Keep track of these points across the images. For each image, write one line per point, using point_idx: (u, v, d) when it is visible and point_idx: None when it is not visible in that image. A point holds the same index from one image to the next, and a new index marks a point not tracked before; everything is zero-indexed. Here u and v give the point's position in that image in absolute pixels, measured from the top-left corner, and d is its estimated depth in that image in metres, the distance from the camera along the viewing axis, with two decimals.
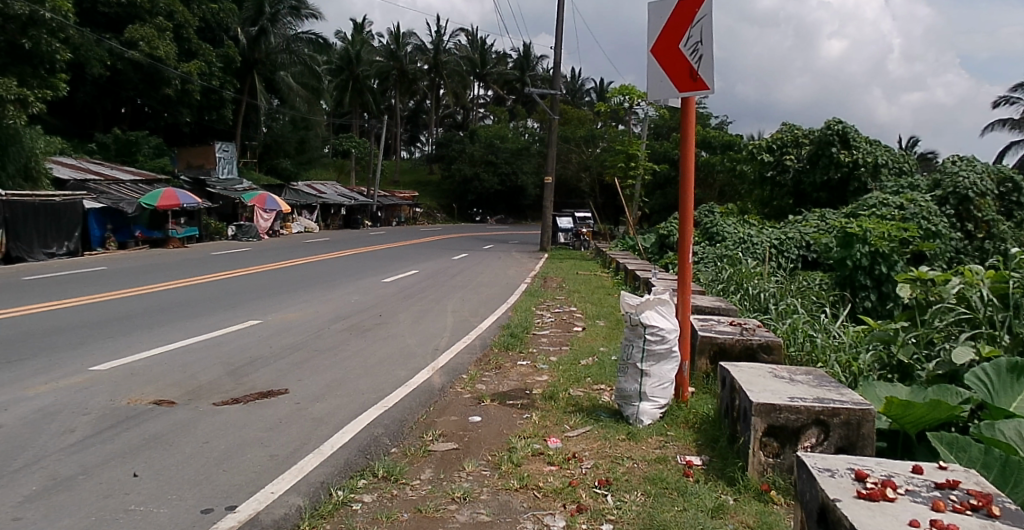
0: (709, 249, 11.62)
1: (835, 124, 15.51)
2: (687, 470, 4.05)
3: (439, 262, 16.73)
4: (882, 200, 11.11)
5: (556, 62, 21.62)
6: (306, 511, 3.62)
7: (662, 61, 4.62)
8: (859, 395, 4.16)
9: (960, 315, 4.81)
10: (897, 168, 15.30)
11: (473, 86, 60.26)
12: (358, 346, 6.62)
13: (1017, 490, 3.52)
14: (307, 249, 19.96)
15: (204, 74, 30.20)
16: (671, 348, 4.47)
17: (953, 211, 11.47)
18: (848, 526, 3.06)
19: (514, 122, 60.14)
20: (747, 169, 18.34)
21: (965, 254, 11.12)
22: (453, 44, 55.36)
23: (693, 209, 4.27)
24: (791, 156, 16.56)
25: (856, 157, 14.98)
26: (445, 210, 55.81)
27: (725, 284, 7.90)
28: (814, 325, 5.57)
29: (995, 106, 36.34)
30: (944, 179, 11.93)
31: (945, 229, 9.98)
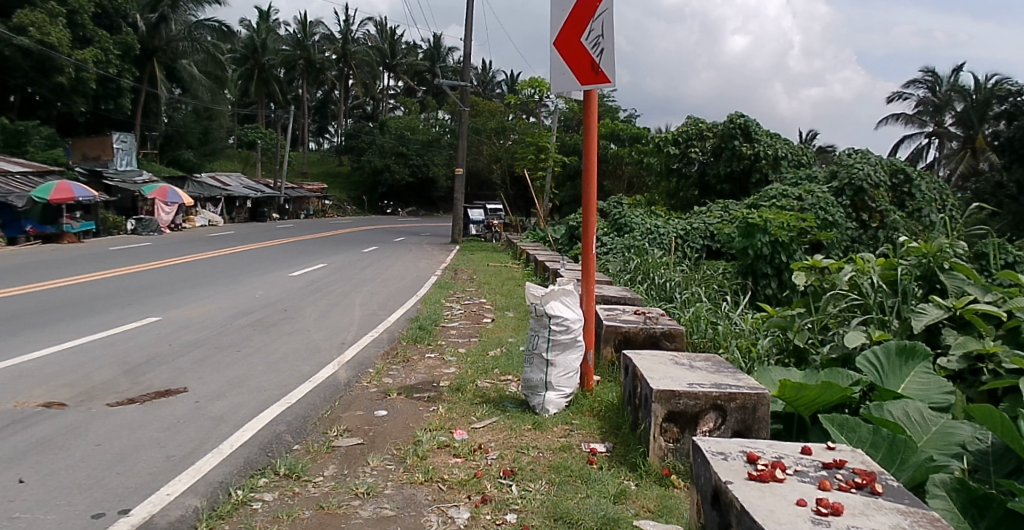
0: (619, 240, 11.80)
1: (737, 118, 15.94)
2: (591, 458, 4.11)
3: (347, 255, 16.51)
4: (783, 192, 11.49)
5: (465, 53, 21.51)
6: (204, 511, 3.52)
7: (564, 53, 4.56)
8: (754, 380, 4.27)
9: (853, 301, 4.91)
10: (796, 161, 15.82)
11: (382, 77, 59.87)
12: (262, 342, 6.48)
13: (903, 467, 3.73)
14: (212, 243, 19.44)
15: (101, 61, 29.25)
16: (575, 337, 4.48)
17: (849, 201, 11.85)
18: (737, 506, 3.20)
19: (427, 113, 59.91)
20: (654, 161, 18.59)
21: (861, 243, 11.52)
22: (362, 34, 55.02)
23: (596, 201, 4.30)
24: (696, 148, 16.83)
25: (758, 149, 15.45)
26: (356, 202, 55.22)
27: (632, 274, 8.00)
28: (716, 313, 5.67)
29: (889, 102, 37.77)
30: (840, 171, 12.32)
31: (841, 219, 10.34)
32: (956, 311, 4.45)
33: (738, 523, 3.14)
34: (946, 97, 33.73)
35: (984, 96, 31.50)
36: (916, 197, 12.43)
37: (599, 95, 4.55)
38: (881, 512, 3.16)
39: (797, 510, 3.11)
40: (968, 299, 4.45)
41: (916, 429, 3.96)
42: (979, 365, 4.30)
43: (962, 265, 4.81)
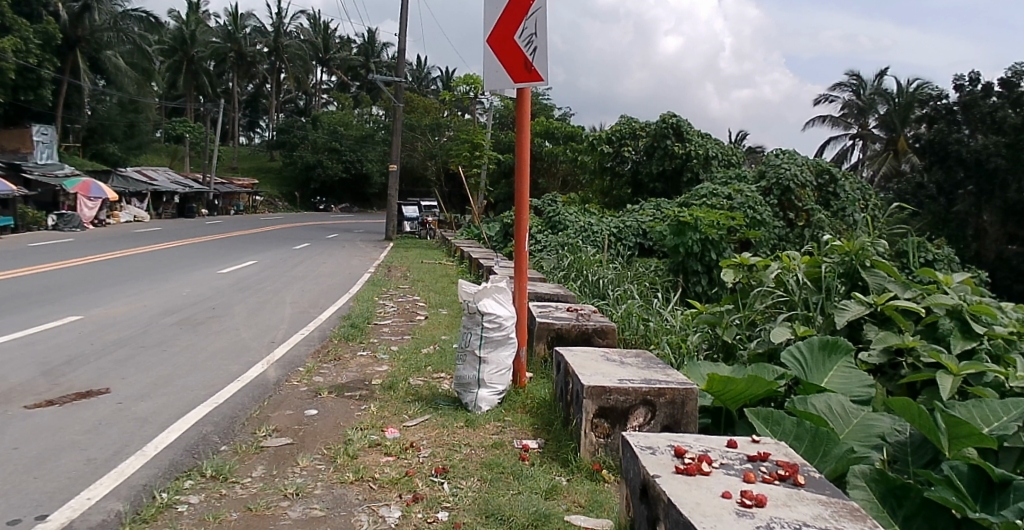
0: (553, 237, 11.86)
1: (669, 117, 16.22)
2: (523, 454, 4.13)
3: (279, 252, 16.22)
4: (713, 191, 11.69)
5: (399, 48, 21.37)
6: (127, 515, 3.41)
7: (498, 51, 4.55)
8: (683, 375, 4.35)
9: (779, 298, 5.02)
10: (726, 161, 16.18)
11: (315, 71, 59.27)
12: (190, 341, 6.32)
13: (825, 459, 3.84)
14: (138, 239, 18.84)
15: (20, 51, 28.23)
16: (507, 334, 4.49)
17: (777, 201, 12.17)
18: (664, 499, 3.26)
19: (361, 109, 59.51)
20: (588, 159, 18.73)
21: (788, 241, 11.78)
22: (295, 27, 54.34)
23: (529, 199, 4.31)
24: (629, 147, 17.04)
25: (689, 149, 15.75)
26: (288, 198, 54.30)
27: (565, 271, 8.02)
28: (647, 310, 5.74)
29: (817, 103, 38.65)
30: (768, 171, 12.59)
31: (768, 218, 10.63)
32: (877, 307, 4.58)
33: (665, 516, 3.19)
34: (869, 100, 35.01)
35: (906, 100, 33.04)
36: (840, 197, 12.73)
37: (532, 93, 4.56)
38: (803, 503, 3.27)
39: (722, 502, 3.19)
40: (889, 295, 4.57)
41: (838, 422, 4.08)
42: (898, 359, 4.44)
43: (882, 262, 4.94)
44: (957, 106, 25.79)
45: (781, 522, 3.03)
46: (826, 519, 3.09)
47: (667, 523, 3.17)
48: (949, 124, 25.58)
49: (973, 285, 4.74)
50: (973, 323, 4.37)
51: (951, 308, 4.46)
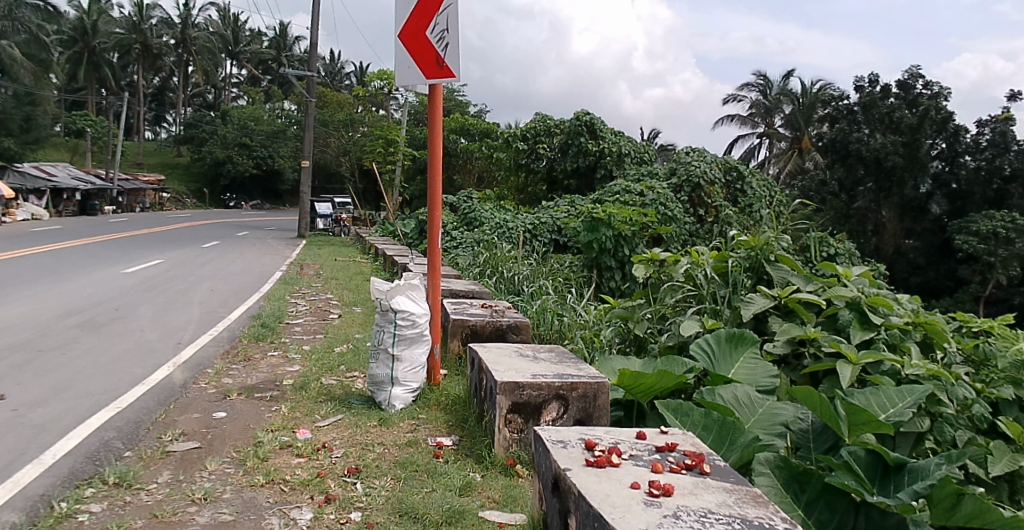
0: (469, 234, 11.86)
1: (583, 115, 16.42)
2: (437, 451, 4.13)
3: (187, 251, 15.72)
4: (626, 189, 11.95)
5: (312, 42, 21.00)
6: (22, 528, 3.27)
7: (409, 46, 4.53)
8: (595, 369, 4.40)
9: (688, 292, 5.12)
10: (638, 157, 16.50)
11: (224, 65, 57.78)
12: (91, 344, 6.08)
13: (731, 448, 3.97)
14: (34, 238, 17.89)
15: None
16: (421, 332, 4.48)
17: (687, 197, 12.30)
18: (575, 493, 3.32)
19: (270, 103, 58.09)
20: (502, 156, 18.77)
21: (698, 237, 11.92)
22: (203, 19, 52.72)
23: (441, 196, 4.31)
24: (544, 144, 17.12)
25: (603, 146, 16.02)
26: (196, 195, 52.12)
27: (481, 268, 8.04)
28: (561, 305, 5.79)
29: (726, 101, 39.28)
30: (679, 168, 12.72)
31: (679, 214, 10.96)
32: (782, 300, 4.67)
33: (576, 508, 3.26)
34: (776, 101, 36.09)
35: (810, 100, 34.12)
36: (747, 194, 13.19)
37: (444, 89, 4.57)
38: (708, 491, 3.41)
39: (632, 494, 3.30)
40: (792, 288, 4.66)
41: (744, 411, 4.21)
42: (802, 349, 4.55)
43: (786, 256, 5.03)
44: (858, 106, 26.10)
45: (687, 511, 3.15)
46: (730, 506, 3.25)
47: (578, 516, 3.23)
48: (850, 123, 25.96)
49: (871, 277, 4.87)
50: (871, 314, 4.51)
51: (851, 300, 4.58)
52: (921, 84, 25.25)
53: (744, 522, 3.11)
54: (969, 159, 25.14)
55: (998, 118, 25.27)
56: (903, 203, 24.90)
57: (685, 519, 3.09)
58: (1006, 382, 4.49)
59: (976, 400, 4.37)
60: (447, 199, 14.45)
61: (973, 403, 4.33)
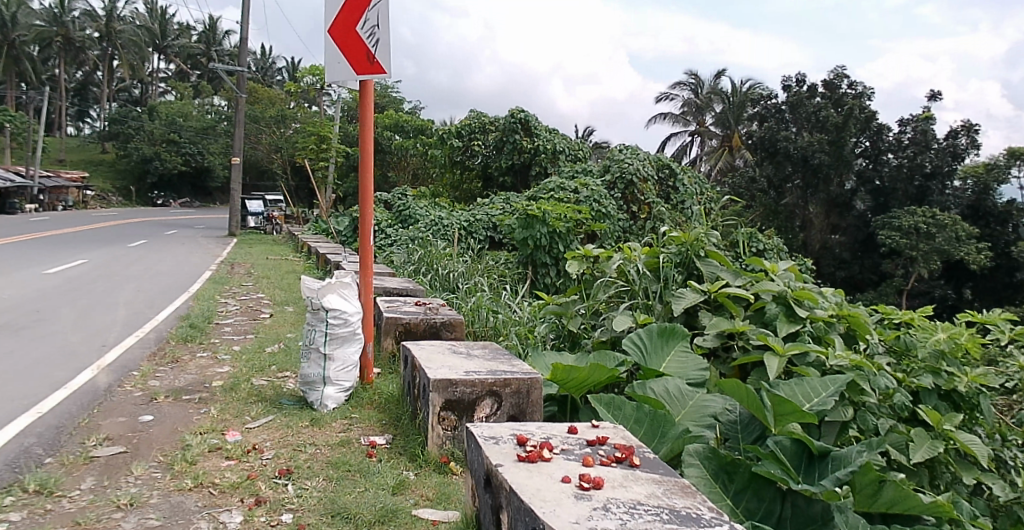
0: (404, 231, 11.83)
1: (518, 112, 16.39)
2: (370, 451, 4.11)
3: (112, 251, 15.20)
4: (561, 185, 12.07)
5: (242, 37, 20.60)
6: None
7: (339, 41, 4.55)
8: (529, 365, 4.41)
9: (620, 287, 5.14)
10: (572, 155, 16.60)
11: (150, 59, 55.91)
12: (9, 349, 5.87)
13: (662, 440, 4.04)
14: None
15: None
16: (353, 330, 4.45)
17: (621, 194, 12.41)
18: (507, 488, 3.35)
19: (199, 99, 56.43)
20: (437, 153, 18.66)
21: (631, 233, 12.07)
22: (129, 12, 50.99)
23: (373, 193, 4.33)
24: (479, 141, 17.08)
25: (538, 144, 16.07)
26: (122, 193, 49.67)
27: (416, 265, 7.99)
28: (496, 302, 5.79)
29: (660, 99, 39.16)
30: (612, 165, 12.82)
31: (613, 211, 11.14)
32: (711, 294, 4.72)
33: (508, 504, 3.28)
34: (708, 99, 36.57)
35: (740, 99, 34.07)
36: (679, 191, 13.37)
37: (374, 85, 4.63)
38: (638, 483, 3.48)
39: (563, 487, 3.35)
40: (720, 283, 4.71)
41: (675, 404, 4.26)
42: (730, 342, 4.62)
43: (715, 252, 5.08)
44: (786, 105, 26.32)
45: (617, 504, 3.22)
46: (659, 497, 3.34)
47: (510, 512, 3.26)
48: (778, 121, 26.30)
49: (797, 272, 4.92)
50: (797, 307, 4.53)
51: (777, 294, 4.58)
52: (845, 84, 25.70)
53: (672, 512, 3.21)
54: (891, 157, 25.63)
55: (919, 117, 25.83)
56: (829, 199, 25.35)
57: (615, 512, 3.15)
58: (926, 371, 4.50)
59: (897, 389, 4.38)
60: (381, 197, 14.36)
61: (894, 393, 4.35)
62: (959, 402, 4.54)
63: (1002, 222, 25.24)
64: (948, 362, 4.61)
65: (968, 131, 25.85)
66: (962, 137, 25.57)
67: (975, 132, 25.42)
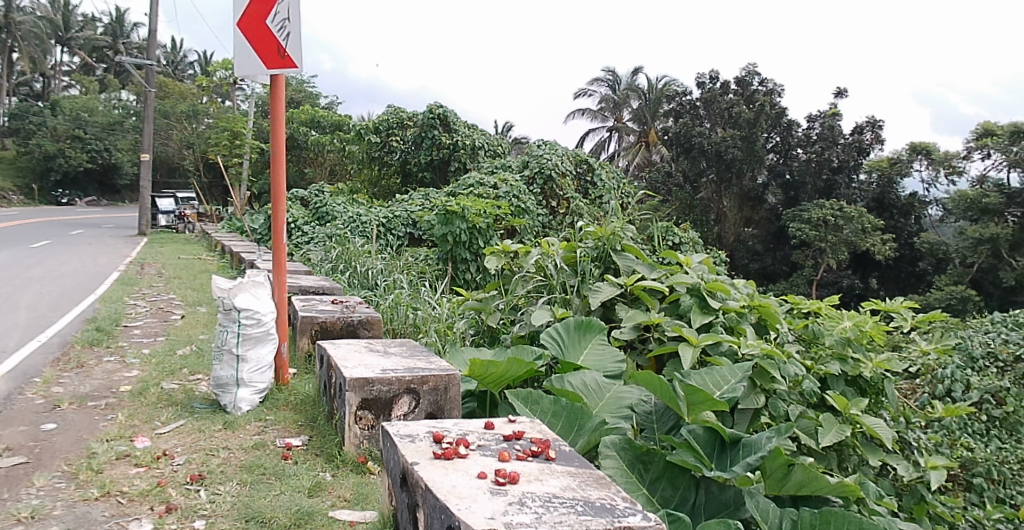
0: (320, 228, 11.76)
1: (436, 108, 16.33)
2: (286, 453, 4.05)
3: (12, 253, 14.40)
4: (480, 181, 12.33)
5: (151, 29, 19.93)
6: None
7: (248, 34, 4.55)
8: (446, 362, 4.39)
9: (538, 282, 5.12)
10: (491, 151, 16.69)
11: (52, 53, 52.78)
12: None
13: (580, 433, 4.08)
14: None
15: None
16: (266, 331, 4.38)
17: (540, 190, 12.49)
18: (423, 487, 3.33)
19: (106, 94, 53.65)
20: (355, 149, 18.27)
21: (551, 228, 12.20)
22: (28, 3, 48.08)
23: (285, 189, 4.36)
24: (397, 137, 16.86)
25: (457, 140, 16.09)
26: (23, 191, 44.32)
27: (333, 263, 7.85)
28: (415, 299, 5.79)
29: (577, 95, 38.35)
30: (532, 160, 12.94)
31: (531, 206, 11.53)
32: (627, 287, 4.75)
33: (424, 502, 3.28)
34: (625, 95, 35.37)
35: (656, 95, 33.71)
36: (597, 186, 13.57)
37: (286, 80, 4.66)
38: (553, 476, 3.52)
39: (478, 484, 3.36)
40: (637, 276, 4.75)
41: (592, 397, 4.29)
42: (646, 334, 4.69)
43: (631, 245, 5.11)
44: (699, 100, 25.52)
45: (533, 497, 3.25)
46: (574, 489, 3.39)
47: (426, 510, 3.24)
48: (692, 118, 25.39)
49: (710, 264, 4.99)
50: (710, 298, 4.59)
51: (691, 286, 4.65)
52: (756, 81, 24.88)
53: (586, 504, 3.26)
54: (800, 152, 25.11)
55: (827, 113, 25.37)
56: (742, 194, 25.21)
57: (530, 506, 3.18)
58: (834, 358, 4.60)
59: (806, 376, 4.49)
60: (296, 194, 14.08)
61: (803, 379, 4.45)
62: (865, 387, 4.69)
63: (905, 214, 25.60)
64: (854, 347, 4.72)
65: (872, 125, 25.43)
66: (867, 132, 25.03)
67: (880, 127, 24.97)
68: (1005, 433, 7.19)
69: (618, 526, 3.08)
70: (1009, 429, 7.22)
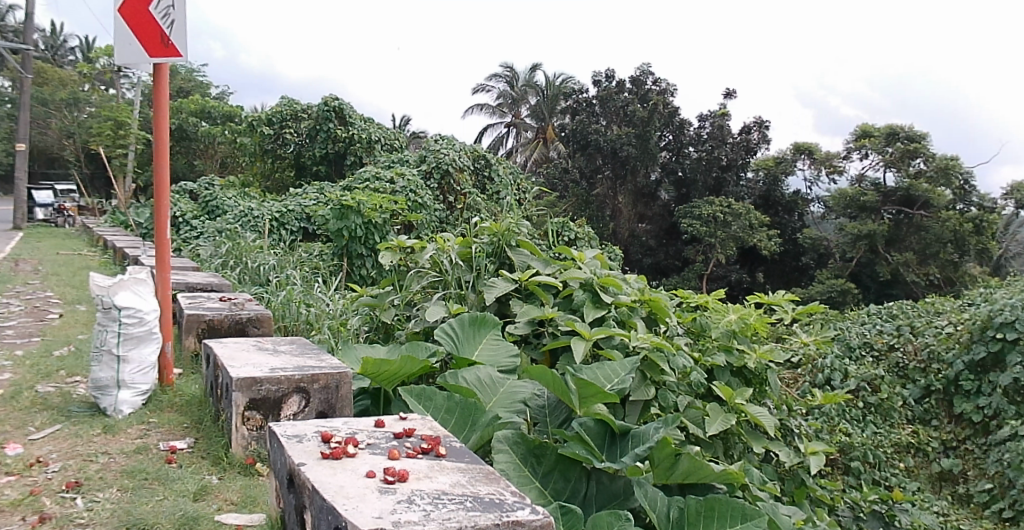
0: (209, 223, 11.54)
1: (331, 100, 16.16)
2: (170, 456, 3.94)
3: None
4: (376, 175, 12.36)
5: (27, 12, 18.85)
6: None
7: (130, 19, 4.35)
8: (337, 360, 4.34)
9: (433, 278, 5.09)
10: (388, 145, 16.74)
11: None
12: None
13: (473, 428, 4.09)
14: None
15: None
16: (149, 330, 4.26)
17: (437, 184, 12.61)
18: (310, 487, 3.28)
19: None
20: (247, 141, 17.73)
21: (448, 223, 12.33)
22: None
23: (169, 183, 4.32)
24: (290, 129, 16.44)
25: (352, 133, 16.00)
26: None
27: (223, 259, 7.67)
28: (309, 296, 5.82)
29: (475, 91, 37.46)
30: (429, 155, 12.93)
31: (429, 201, 11.73)
32: (521, 283, 4.80)
33: (311, 503, 3.22)
34: (522, 91, 35.71)
35: (554, 92, 33.88)
36: (494, 181, 13.77)
37: (170, 69, 4.51)
38: (444, 473, 3.51)
39: (367, 483, 3.33)
40: (531, 271, 4.81)
41: (486, 392, 4.31)
42: (541, 329, 4.75)
43: (526, 241, 5.18)
44: (595, 98, 25.32)
45: (421, 494, 3.24)
46: (464, 486, 3.39)
47: (313, 511, 3.19)
48: (588, 115, 25.17)
49: (603, 259, 5.09)
50: (602, 293, 4.69)
51: (584, 281, 4.74)
52: (651, 79, 24.89)
53: (475, 500, 3.27)
54: (692, 150, 25.23)
55: (716, 113, 25.31)
56: (636, 190, 25.18)
57: (420, 503, 3.17)
58: (720, 349, 4.79)
59: (694, 367, 4.65)
60: (185, 187, 13.67)
61: (692, 371, 4.61)
62: (750, 377, 4.90)
63: (789, 211, 26.23)
64: (739, 340, 4.94)
65: (759, 125, 25.61)
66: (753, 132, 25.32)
67: (765, 127, 25.31)
68: (880, 418, 8.12)
69: (507, 520, 3.09)
70: (883, 414, 8.16)
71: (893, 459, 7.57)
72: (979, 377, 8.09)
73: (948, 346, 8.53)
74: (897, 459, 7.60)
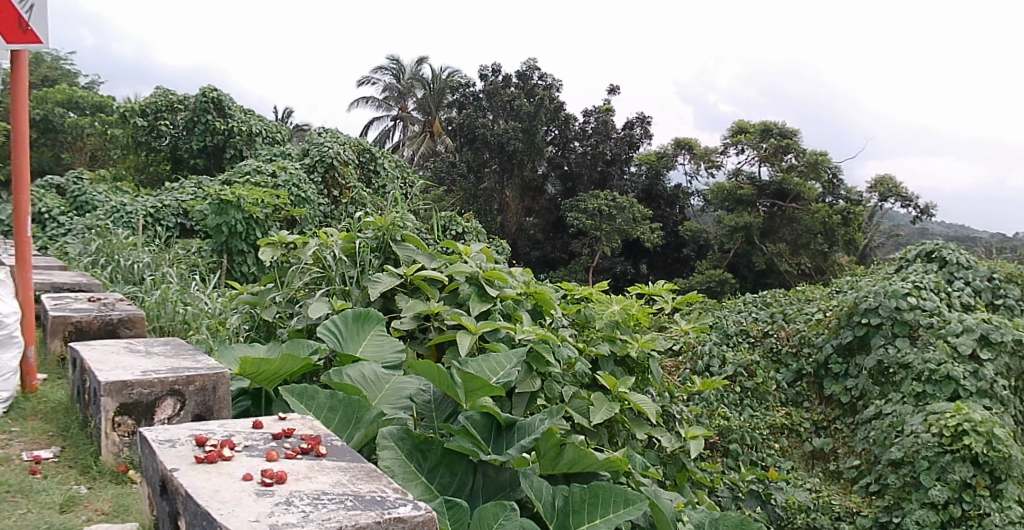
0: (77, 220, 11.03)
1: (209, 91, 15.56)
2: (34, 467, 3.77)
3: None
4: (257, 168, 12.04)
5: None
6: None
7: None
8: (214, 360, 4.25)
9: (316, 274, 5.05)
10: (270, 137, 16.31)
11: None
12: None
13: (357, 425, 4.06)
14: None
15: None
16: (10, 333, 4.17)
17: (321, 178, 12.50)
18: (181, 492, 3.16)
19: None
20: (120, 132, 16.88)
21: (332, 217, 12.22)
22: None
23: (29, 181, 4.15)
24: (166, 120, 15.81)
25: (231, 125, 15.50)
26: None
27: (92, 257, 7.36)
28: (185, 296, 5.68)
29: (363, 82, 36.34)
30: (312, 148, 12.76)
31: (312, 195, 11.65)
32: (407, 278, 4.82)
33: (183, 510, 3.10)
34: (409, 85, 35.15)
35: (441, 86, 33.40)
36: (379, 174, 13.63)
37: (27, 58, 4.24)
38: (325, 472, 3.42)
39: (244, 485, 3.21)
40: (417, 266, 4.82)
41: (371, 388, 4.32)
42: (426, 324, 4.78)
43: (411, 236, 5.25)
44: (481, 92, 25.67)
45: (300, 495, 3.13)
46: (345, 485, 3.29)
47: (186, 516, 3.08)
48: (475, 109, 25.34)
49: (489, 253, 5.16)
50: (487, 287, 4.74)
51: (470, 275, 4.80)
52: (536, 75, 25.28)
53: (357, 498, 3.18)
54: (577, 145, 25.78)
55: (601, 108, 25.95)
56: (523, 183, 25.35)
57: (298, 504, 3.06)
58: (603, 339, 4.96)
59: (579, 358, 4.77)
60: (51, 181, 12.90)
61: (576, 362, 4.72)
62: (633, 366, 5.09)
63: (670, 204, 26.49)
64: (621, 330, 5.12)
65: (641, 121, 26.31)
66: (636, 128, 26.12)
67: (647, 123, 26.09)
68: (755, 402, 8.62)
69: (388, 517, 2.97)
70: (759, 398, 8.66)
71: (768, 440, 8.13)
72: (847, 359, 8.64)
73: (818, 331, 9.07)
74: (771, 440, 8.16)
